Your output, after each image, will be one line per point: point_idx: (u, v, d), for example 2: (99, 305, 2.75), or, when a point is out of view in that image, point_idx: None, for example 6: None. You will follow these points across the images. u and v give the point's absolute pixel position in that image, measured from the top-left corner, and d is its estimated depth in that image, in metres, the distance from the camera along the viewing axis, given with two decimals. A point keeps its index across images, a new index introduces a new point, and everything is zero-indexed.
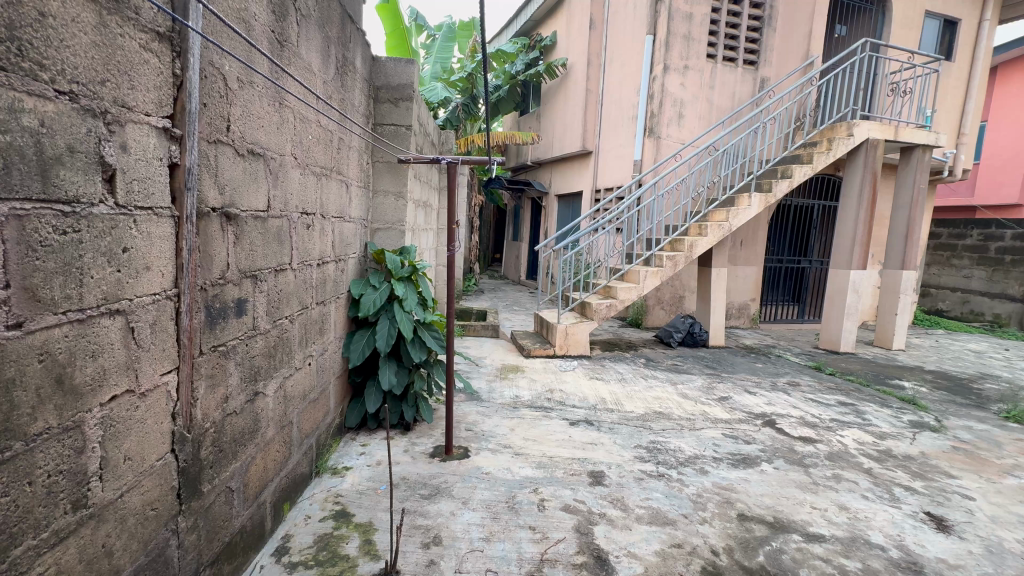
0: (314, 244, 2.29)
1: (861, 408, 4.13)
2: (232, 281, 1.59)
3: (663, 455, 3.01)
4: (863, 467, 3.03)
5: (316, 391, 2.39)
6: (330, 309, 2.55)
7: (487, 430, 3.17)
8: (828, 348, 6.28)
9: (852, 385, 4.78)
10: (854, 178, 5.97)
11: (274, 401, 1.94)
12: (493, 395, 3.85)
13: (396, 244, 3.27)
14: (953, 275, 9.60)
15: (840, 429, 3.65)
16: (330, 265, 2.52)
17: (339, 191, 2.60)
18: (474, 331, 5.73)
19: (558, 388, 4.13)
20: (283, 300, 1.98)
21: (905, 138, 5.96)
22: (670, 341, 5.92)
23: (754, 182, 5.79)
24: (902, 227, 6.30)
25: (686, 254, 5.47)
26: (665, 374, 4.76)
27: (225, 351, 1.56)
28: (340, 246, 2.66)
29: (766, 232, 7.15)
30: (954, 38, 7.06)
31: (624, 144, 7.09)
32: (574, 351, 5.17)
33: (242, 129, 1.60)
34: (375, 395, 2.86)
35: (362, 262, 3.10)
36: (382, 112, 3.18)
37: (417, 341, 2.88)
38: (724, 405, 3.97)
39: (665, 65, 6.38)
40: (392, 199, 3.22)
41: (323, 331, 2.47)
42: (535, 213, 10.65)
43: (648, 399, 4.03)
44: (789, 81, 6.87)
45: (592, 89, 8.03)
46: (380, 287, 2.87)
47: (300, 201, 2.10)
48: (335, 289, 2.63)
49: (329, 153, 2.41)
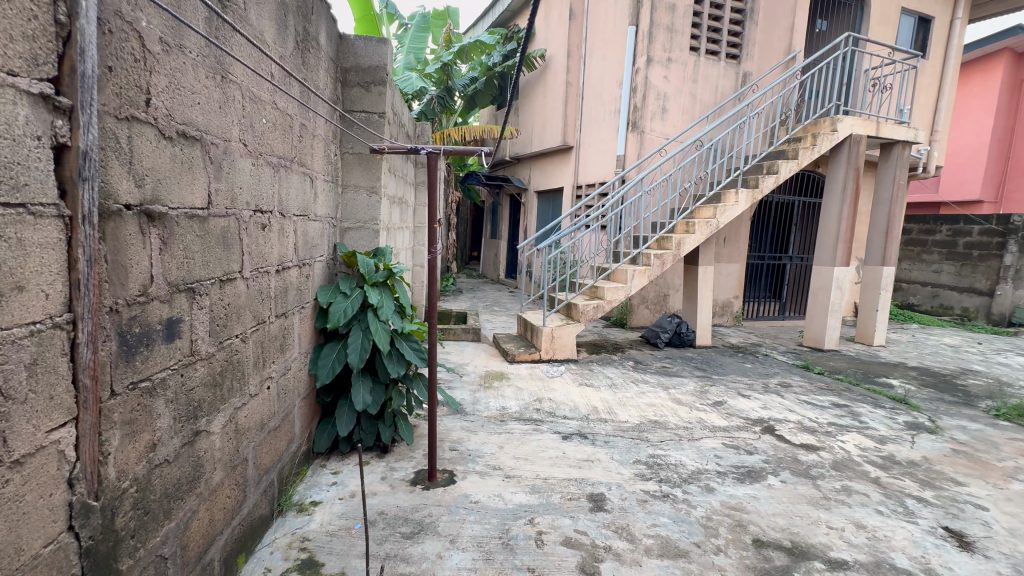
0: (272, 249, 1.96)
1: (856, 410, 4.03)
2: (158, 297, 1.25)
3: (665, 472, 2.78)
4: (870, 477, 2.89)
5: (277, 417, 2.07)
6: (293, 321, 2.21)
7: (474, 449, 2.88)
8: (813, 345, 6.24)
9: (842, 384, 4.71)
10: (838, 174, 5.92)
11: (222, 438, 1.61)
12: (477, 407, 3.56)
13: (369, 244, 2.94)
14: (923, 270, 9.78)
15: (840, 433, 3.52)
16: (291, 270, 2.17)
17: (302, 185, 2.27)
18: (455, 335, 5.45)
19: (546, 397, 3.87)
20: (231, 316, 1.65)
21: (886, 134, 5.95)
22: (657, 342, 5.75)
23: (741, 178, 5.65)
24: (883, 224, 6.31)
25: (673, 252, 5.28)
26: (655, 378, 4.56)
27: (150, 388, 1.23)
28: (304, 248, 2.32)
29: (749, 228, 7.08)
30: (928, 35, 7.12)
31: (607, 139, 6.88)
32: (561, 355, 4.93)
33: (168, 102, 1.26)
34: (347, 416, 2.54)
35: (330, 265, 2.76)
36: (352, 97, 2.84)
37: (394, 353, 2.59)
38: (721, 411, 3.80)
39: (648, 57, 6.19)
40: (364, 195, 2.90)
41: (285, 347, 2.13)
42: (513, 210, 10.38)
43: (641, 405, 3.82)
44: (772, 76, 6.78)
45: (572, 82, 7.79)
46: (351, 294, 2.56)
47: (253, 195, 1.76)
48: (299, 298, 2.29)
49: (288, 141, 2.08)
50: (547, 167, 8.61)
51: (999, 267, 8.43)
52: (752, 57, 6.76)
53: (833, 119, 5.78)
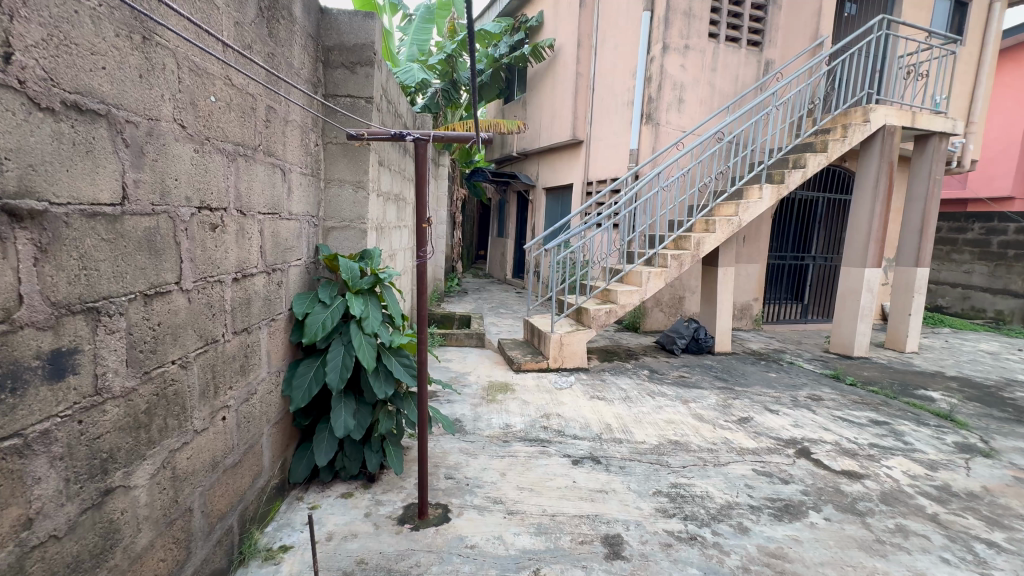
0: (227, 253, 1.64)
1: (898, 429, 3.64)
2: (34, 324, 0.94)
3: (691, 507, 2.43)
4: (927, 514, 2.52)
5: (236, 452, 1.76)
6: (259, 337, 1.90)
7: (472, 478, 2.55)
8: (840, 351, 5.83)
9: (878, 398, 4.31)
10: (869, 169, 5.50)
11: (153, 489, 1.30)
12: (478, 425, 3.22)
13: (355, 246, 2.63)
14: (953, 270, 9.26)
15: (885, 457, 3.14)
16: (255, 278, 1.86)
17: (271, 178, 1.95)
18: (457, 340, 5.15)
19: (555, 412, 3.53)
20: (164, 339, 1.33)
21: (922, 125, 5.52)
22: (673, 349, 5.38)
23: (765, 172, 5.25)
24: (916, 222, 5.88)
25: (692, 253, 4.90)
26: (672, 389, 4.20)
27: (21, 446, 0.92)
28: (273, 251, 2.00)
29: (770, 227, 6.67)
30: (965, 19, 6.64)
31: (620, 132, 6.51)
32: (570, 364, 4.58)
33: (48, 61, 0.95)
34: (327, 443, 2.22)
35: (311, 270, 2.45)
36: (335, 79, 2.50)
37: (380, 370, 2.29)
38: (748, 430, 3.44)
39: (664, 44, 5.81)
40: (349, 191, 2.59)
41: (247, 370, 1.82)
42: (521, 207, 10.03)
43: (659, 423, 3.46)
44: (796, 64, 6.36)
45: (582, 73, 7.41)
46: (331, 303, 2.24)
47: (194, 187, 1.43)
48: (268, 310, 1.98)
49: (250, 127, 1.76)
50: (555, 163, 8.26)
51: None
52: (775, 44, 6.35)
53: (865, 108, 5.35)
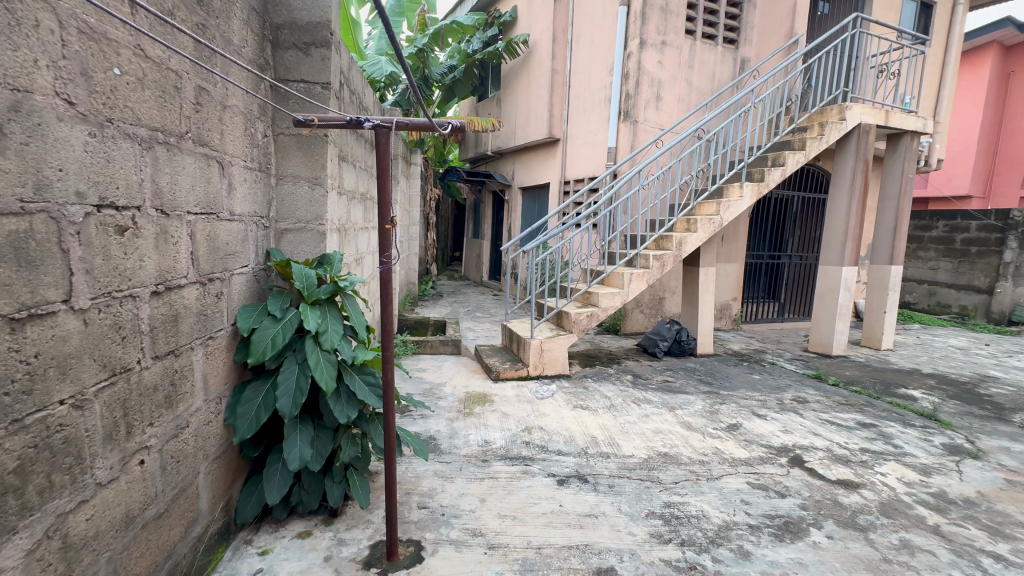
0: (142, 262, 1.35)
1: (886, 431, 3.56)
2: None
3: (687, 530, 2.24)
4: (928, 525, 2.40)
5: (162, 501, 1.47)
6: (191, 360, 1.61)
7: (449, 507, 2.30)
8: (819, 351, 5.81)
9: (860, 398, 4.27)
10: (845, 167, 5.49)
11: (30, 568, 1.02)
12: (454, 443, 2.96)
13: (313, 249, 2.34)
14: (919, 267, 9.49)
15: (877, 463, 3.04)
16: (184, 290, 1.57)
17: (203, 172, 1.65)
18: (432, 348, 4.87)
19: (537, 425, 3.30)
20: (46, 374, 1.05)
21: (894, 124, 5.55)
22: (655, 351, 5.23)
23: (745, 170, 5.15)
24: (890, 220, 5.91)
25: (674, 253, 4.76)
26: (657, 396, 4.03)
27: None
28: (208, 258, 1.70)
29: (747, 226, 6.62)
30: (930, 21, 6.75)
31: (598, 129, 6.35)
32: (551, 371, 4.37)
33: None
34: (279, 479, 1.92)
35: (260, 278, 2.15)
36: (286, 63, 2.21)
37: (342, 391, 2.02)
38: (738, 438, 3.29)
39: (641, 40, 5.67)
40: (305, 188, 2.30)
41: (175, 401, 1.53)
42: (497, 207, 9.79)
43: (646, 433, 3.28)
44: (772, 62, 6.33)
45: (558, 70, 7.22)
46: (283, 317, 1.96)
47: (89, 180, 1.15)
48: (204, 327, 1.69)
49: (171, 110, 1.46)
50: (531, 161, 8.05)
51: (998, 264, 8.12)
52: (750, 42, 6.31)
53: (841, 107, 5.34)
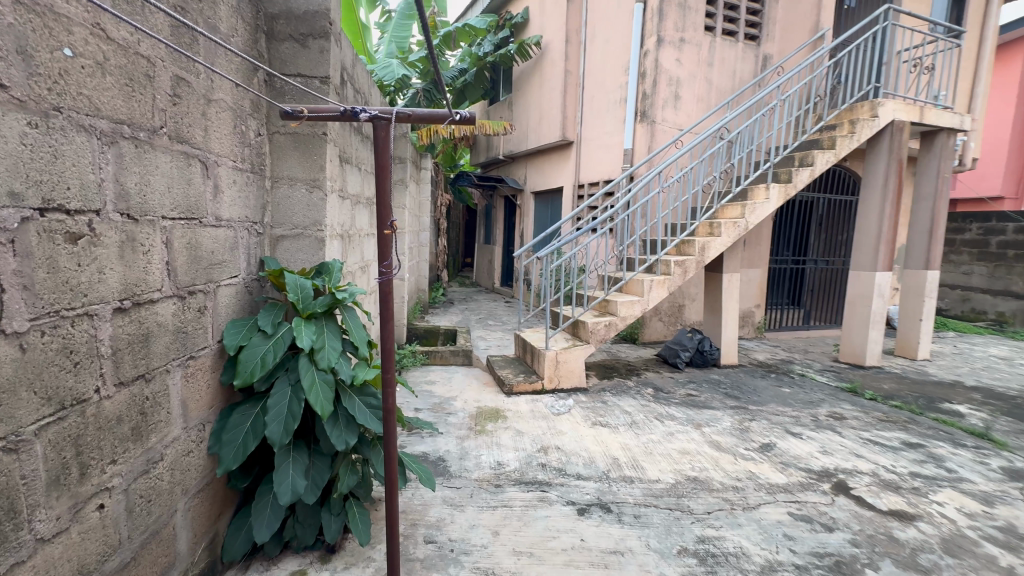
0: (102, 275, 1.16)
1: (936, 452, 3.26)
2: None
3: (726, 571, 1.99)
4: (1001, 567, 2.11)
5: (127, 548, 1.27)
6: (166, 385, 1.42)
7: (459, 541, 2.08)
8: (851, 361, 5.48)
9: (902, 414, 3.95)
10: (878, 166, 5.18)
11: None
12: (465, 465, 2.75)
13: (311, 257, 2.15)
14: (952, 272, 9.05)
15: (932, 490, 2.75)
16: (158, 305, 1.38)
17: (182, 171, 1.47)
18: (441, 359, 4.67)
19: (553, 445, 3.07)
20: None
21: (930, 121, 5.24)
22: (676, 362, 4.96)
23: (771, 170, 4.88)
24: (925, 223, 5.58)
25: (697, 258, 4.50)
26: (681, 412, 3.77)
27: None
28: (188, 269, 1.52)
29: (770, 230, 6.33)
30: (963, 14, 6.42)
31: (613, 131, 6.13)
32: (567, 384, 4.14)
33: None
34: (270, 514, 1.72)
35: (252, 289, 1.97)
36: (283, 56, 2.04)
37: (339, 415, 1.82)
38: (773, 460, 3.02)
39: (659, 37, 5.45)
40: (302, 191, 2.12)
41: (145, 432, 1.34)
42: (509, 212, 9.60)
43: (672, 454, 3.03)
44: (796, 59, 6.05)
45: (571, 71, 7.03)
46: (275, 333, 1.77)
47: (27, 180, 0.97)
48: (183, 347, 1.51)
49: (139, 100, 1.28)
50: (544, 165, 7.86)
51: None
52: (772, 39, 6.05)
53: (873, 103, 5.05)
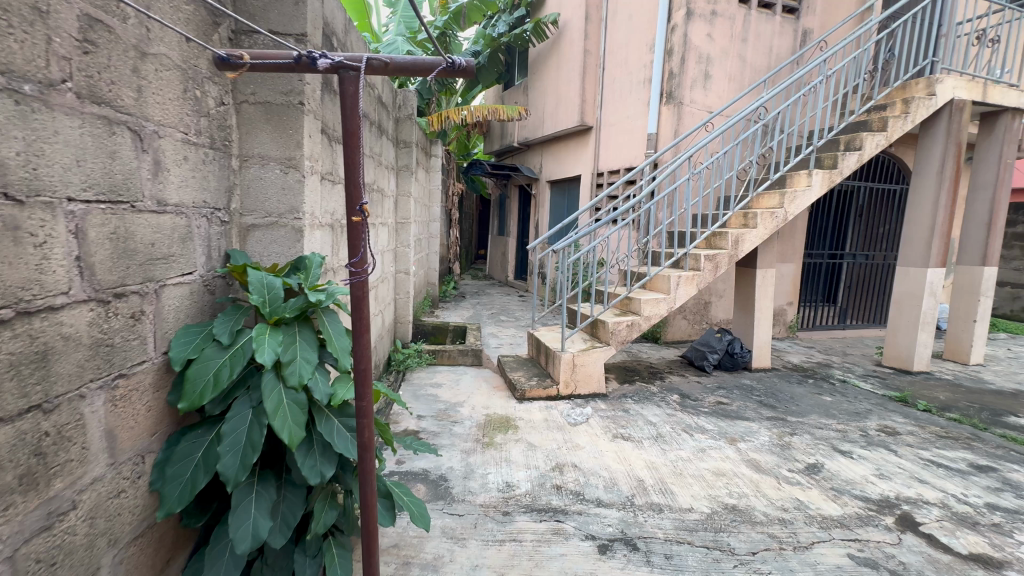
0: None
1: (1011, 478, 2.83)
2: None
3: None
4: None
5: None
6: (78, 414, 1.12)
7: None
8: (896, 365, 5.00)
9: (964, 429, 3.51)
10: (933, 150, 4.66)
11: None
12: (470, 486, 2.43)
13: (286, 251, 1.83)
14: (1002, 268, 8.38)
15: (1016, 527, 2.34)
16: (63, 314, 1.07)
17: (99, 140, 1.15)
18: (450, 359, 4.37)
19: (569, 462, 2.73)
20: None
21: (993, 100, 4.71)
22: (703, 365, 4.56)
23: (813, 155, 4.42)
24: (984, 214, 5.04)
25: (729, 252, 4.08)
26: (712, 423, 3.39)
27: None
28: (112, 266, 1.20)
29: (805, 221, 5.84)
30: None
31: (637, 114, 5.70)
32: (584, 390, 3.78)
33: None
34: (227, 561, 1.41)
35: (212, 288, 1.65)
36: (251, 11, 1.71)
37: (314, 441, 1.51)
38: (823, 485, 2.63)
39: (688, 10, 4.98)
40: (276, 173, 1.80)
41: (41, 478, 1.03)
42: (524, 202, 9.22)
43: (705, 475, 2.67)
44: (839, 33, 5.52)
45: (591, 50, 6.57)
46: (233, 343, 1.45)
47: None
48: (107, 363, 1.20)
49: (13, 41, 0.95)
50: (561, 152, 7.45)
51: None
52: (813, 11, 5.52)
53: (929, 80, 4.53)
